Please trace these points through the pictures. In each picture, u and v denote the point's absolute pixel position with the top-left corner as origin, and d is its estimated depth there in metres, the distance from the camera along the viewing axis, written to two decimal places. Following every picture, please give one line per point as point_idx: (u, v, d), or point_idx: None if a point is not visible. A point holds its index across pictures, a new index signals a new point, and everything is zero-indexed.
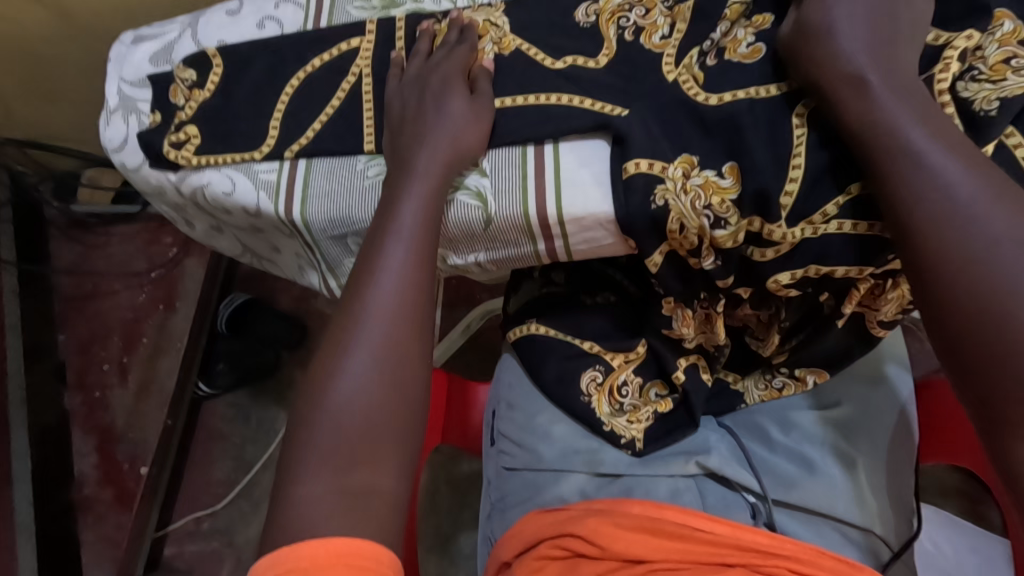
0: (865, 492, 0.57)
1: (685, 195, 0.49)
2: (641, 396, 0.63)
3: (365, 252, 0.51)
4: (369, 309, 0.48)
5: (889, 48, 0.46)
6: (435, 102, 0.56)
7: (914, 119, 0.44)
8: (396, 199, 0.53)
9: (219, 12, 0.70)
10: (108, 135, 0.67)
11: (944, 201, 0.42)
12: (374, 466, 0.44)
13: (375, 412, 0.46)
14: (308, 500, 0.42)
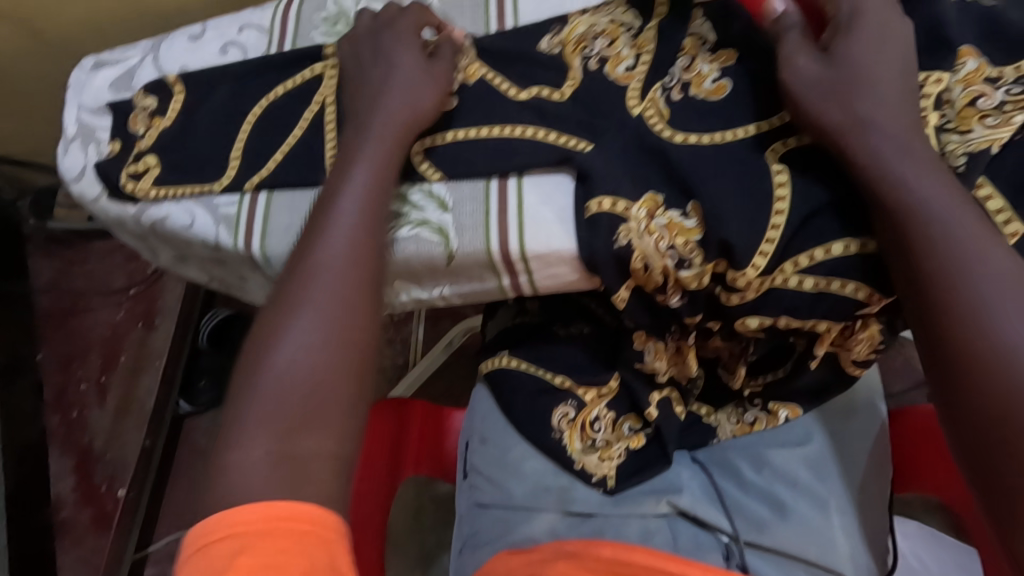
0: (838, 534, 0.56)
1: (648, 236, 0.49)
2: (614, 431, 0.61)
3: (313, 216, 0.50)
4: (315, 271, 0.47)
5: (877, 71, 0.45)
6: (390, 65, 0.55)
7: (877, 91, 0.45)
8: (345, 168, 0.51)
9: (181, 37, 0.68)
10: (65, 164, 0.65)
11: (932, 218, 0.42)
12: (313, 432, 0.42)
13: (318, 374, 0.44)
14: (244, 463, 0.40)
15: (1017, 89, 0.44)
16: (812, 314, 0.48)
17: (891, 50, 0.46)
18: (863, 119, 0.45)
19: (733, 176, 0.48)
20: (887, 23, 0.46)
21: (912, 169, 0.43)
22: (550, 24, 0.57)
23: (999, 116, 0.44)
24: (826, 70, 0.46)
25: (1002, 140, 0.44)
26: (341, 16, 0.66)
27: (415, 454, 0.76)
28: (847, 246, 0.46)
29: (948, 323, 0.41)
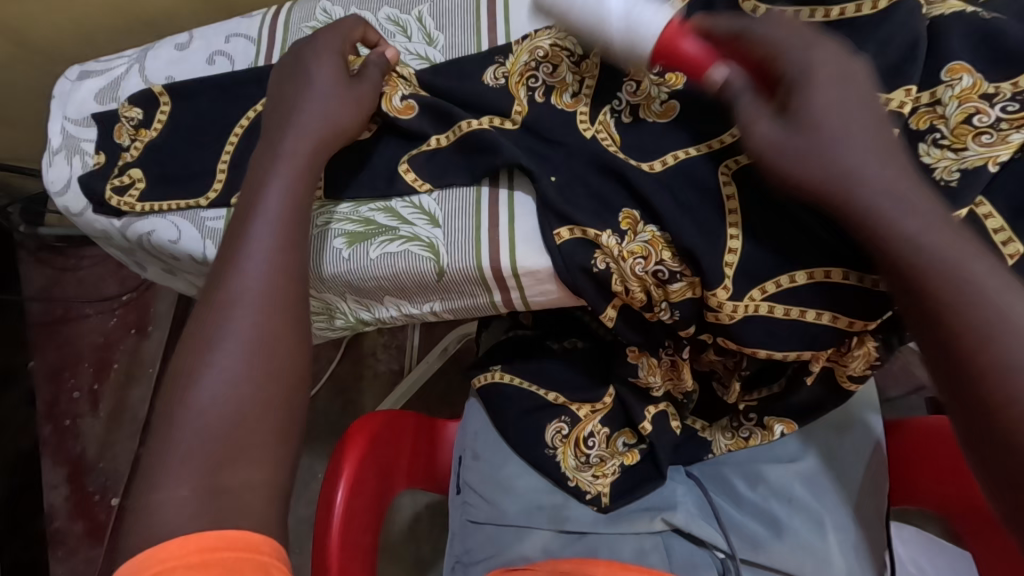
0: (834, 553, 0.55)
1: (624, 262, 0.49)
2: (608, 447, 0.60)
3: (229, 238, 0.45)
4: (236, 295, 0.42)
5: (833, 111, 0.41)
6: (308, 83, 0.52)
7: (849, 130, 0.41)
8: (262, 178, 0.48)
9: (168, 47, 0.67)
10: (50, 177, 0.64)
11: (920, 255, 0.38)
12: (251, 458, 0.38)
13: (248, 403, 0.39)
14: (170, 505, 0.35)
15: (1014, 106, 0.42)
16: (798, 342, 0.48)
17: (843, 88, 0.42)
18: (821, 160, 0.40)
19: (713, 194, 0.48)
20: (835, 63, 0.42)
21: (891, 199, 0.39)
22: (494, 56, 0.56)
23: (995, 133, 0.42)
24: (784, 129, 0.42)
25: (998, 158, 0.42)
26: None
27: (408, 470, 0.75)
28: (828, 273, 0.46)
29: (966, 362, 0.37)
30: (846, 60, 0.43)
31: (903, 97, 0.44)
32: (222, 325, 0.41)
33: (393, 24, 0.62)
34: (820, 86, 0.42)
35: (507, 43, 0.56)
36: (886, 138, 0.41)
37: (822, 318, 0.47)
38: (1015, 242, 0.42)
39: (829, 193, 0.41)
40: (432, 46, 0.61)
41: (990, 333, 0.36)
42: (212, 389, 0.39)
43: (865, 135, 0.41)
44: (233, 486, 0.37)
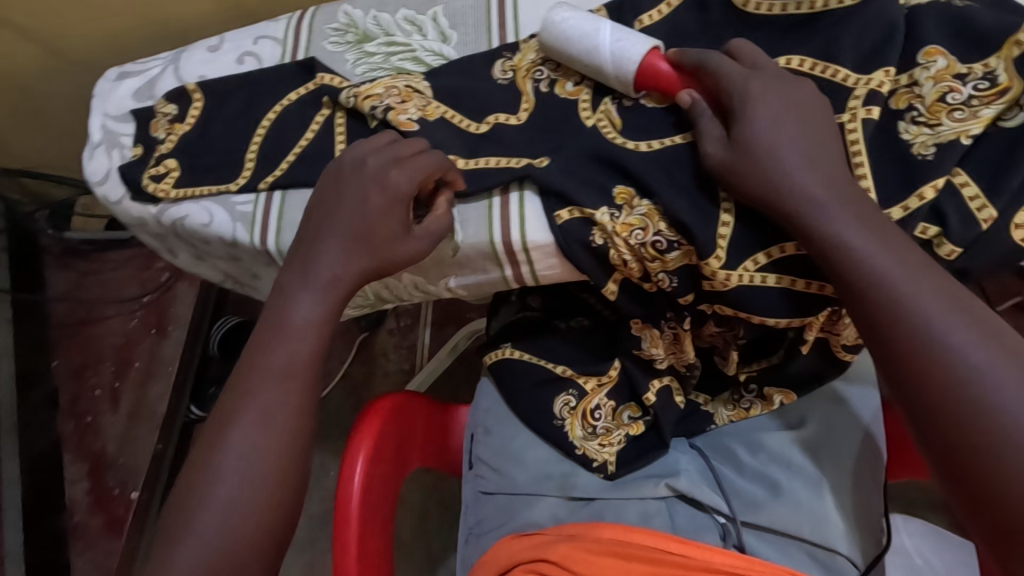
0: (832, 513, 0.58)
1: (619, 236, 0.53)
2: (614, 419, 0.63)
3: (277, 299, 0.53)
4: (280, 354, 0.50)
5: (773, 132, 0.47)
6: (353, 163, 0.54)
7: (793, 158, 0.46)
8: (314, 248, 0.53)
9: (200, 49, 0.72)
10: (90, 168, 0.69)
11: (845, 253, 0.44)
12: (254, 529, 0.47)
13: (267, 459, 0.48)
14: (197, 540, 0.46)
15: (985, 84, 0.46)
16: (790, 309, 0.51)
17: (782, 112, 0.47)
18: (759, 175, 0.46)
19: (703, 189, 0.52)
20: (775, 91, 0.48)
21: (822, 205, 0.45)
22: (502, 52, 0.62)
23: (967, 110, 0.46)
24: (728, 151, 0.48)
25: (970, 132, 0.45)
26: (351, 27, 0.69)
27: (422, 448, 0.78)
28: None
29: (891, 343, 0.42)
30: (788, 87, 0.49)
31: (876, 79, 0.48)
32: (249, 399, 0.49)
33: (410, 24, 0.67)
34: (760, 112, 0.48)
35: (513, 42, 0.62)
36: (822, 152, 0.46)
37: (810, 288, 0.50)
38: (990, 208, 0.45)
39: (769, 201, 0.46)
40: (446, 44, 0.66)
41: (908, 318, 0.42)
42: (235, 458, 0.48)
43: (801, 151, 0.46)
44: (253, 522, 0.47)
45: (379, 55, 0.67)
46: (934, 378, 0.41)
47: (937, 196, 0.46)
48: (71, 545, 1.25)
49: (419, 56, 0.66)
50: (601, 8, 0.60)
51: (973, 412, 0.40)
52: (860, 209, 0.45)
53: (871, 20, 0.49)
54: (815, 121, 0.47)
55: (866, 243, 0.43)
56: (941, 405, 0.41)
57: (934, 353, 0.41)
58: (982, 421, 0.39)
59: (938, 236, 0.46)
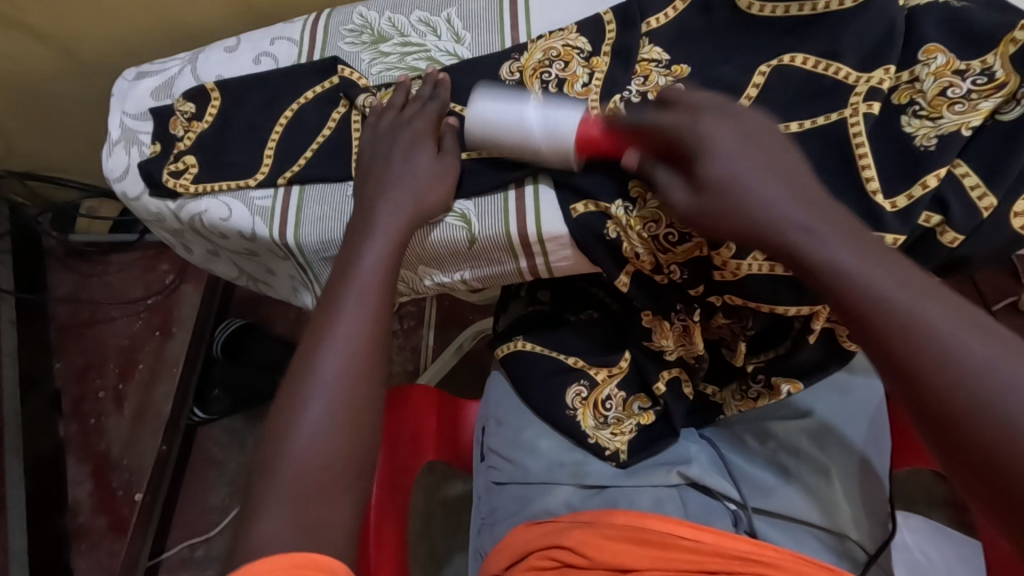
0: (840, 500, 0.60)
1: (631, 227, 0.54)
2: (624, 409, 0.64)
3: (327, 293, 0.54)
4: (331, 348, 0.50)
5: (734, 156, 0.42)
6: (403, 158, 0.59)
7: (746, 163, 0.43)
8: (355, 253, 0.55)
9: (218, 49, 0.74)
10: (109, 165, 0.70)
11: (840, 272, 0.38)
12: (339, 503, 0.46)
13: (331, 454, 0.47)
14: (264, 536, 0.43)
15: (983, 79, 0.48)
16: (797, 296, 0.53)
17: (741, 132, 0.44)
18: (732, 199, 0.42)
19: None
20: (726, 120, 0.44)
21: (803, 219, 0.40)
22: (511, 54, 0.64)
23: (966, 103, 0.48)
24: (693, 196, 0.44)
25: (971, 124, 0.47)
26: (366, 27, 0.71)
27: (435, 441, 0.80)
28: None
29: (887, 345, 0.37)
30: (748, 113, 0.45)
31: (878, 75, 0.50)
32: (320, 377, 0.49)
33: (425, 25, 0.69)
34: (719, 141, 0.43)
35: (522, 44, 0.64)
36: (784, 167, 0.43)
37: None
38: (990, 196, 0.47)
39: (749, 230, 0.42)
40: (460, 44, 0.67)
41: (923, 336, 0.36)
42: (302, 449, 0.47)
43: (764, 166, 0.42)
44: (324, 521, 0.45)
45: (394, 55, 0.69)
46: (962, 400, 0.35)
47: (938, 185, 0.48)
48: (73, 547, 1.23)
49: (433, 56, 0.68)
50: (608, 11, 0.63)
51: (1010, 435, 0.34)
52: (840, 222, 0.40)
53: (870, 21, 0.52)
54: (769, 139, 0.44)
55: (855, 257, 0.38)
56: (972, 432, 0.34)
57: (958, 372, 0.35)
58: (1021, 444, 0.33)
59: (942, 225, 0.48)
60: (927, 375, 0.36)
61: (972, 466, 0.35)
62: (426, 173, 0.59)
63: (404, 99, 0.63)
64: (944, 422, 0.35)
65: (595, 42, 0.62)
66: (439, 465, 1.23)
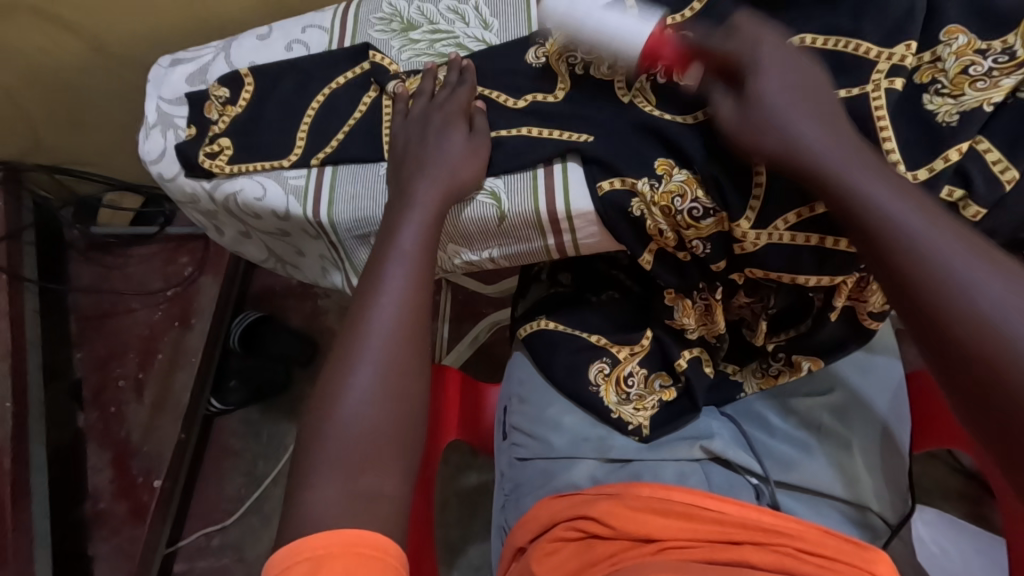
0: (861, 471, 0.63)
1: (656, 205, 0.56)
2: (646, 386, 0.66)
3: (368, 273, 0.56)
4: (375, 326, 0.53)
5: (769, 78, 0.49)
6: (436, 138, 0.61)
7: (811, 122, 0.47)
8: (395, 228, 0.57)
9: (250, 37, 0.76)
10: (146, 148, 0.72)
11: (842, 184, 0.45)
12: (387, 473, 0.49)
13: (378, 425, 0.50)
14: (320, 504, 0.47)
15: (1004, 58, 0.50)
16: (819, 268, 0.55)
17: (789, 79, 0.48)
18: (774, 134, 0.47)
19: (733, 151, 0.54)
20: (783, 56, 0.49)
21: (829, 154, 0.46)
22: (535, 39, 0.65)
23: (988, 80, 0.49)
24: (739, 113, 0.49)
25: (993, 100, 0.49)
26: (396, 16, 0.73)
27: (456, 422, 0.82)
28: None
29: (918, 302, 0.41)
30: (796, 57, 0.49)
31: (894, 53, 0.51)
32: (366, 351, 0.52)
33: (453, 13, 0.71)
34: (773, 75, 0.48)
35: (545, 27, 0.66)
36: (826, 108, 0.48)
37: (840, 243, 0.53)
38: (1012, 169, 0.49)
39: (783, 159, 0.47)
40: (488, 31, 0.70)
41: (926, 258, 0.41)
42: (352, 420, 0.50)
43: (808, 113, 0.47)
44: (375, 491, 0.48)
45: (423, 42, 0.71)
46: (953, 319, 0.40)
47: (961, 159, 0.50)
48: (92, 534, 1.22)
49: (462, 42, 0.70)
50: None
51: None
52: (869, 162, 0.45)
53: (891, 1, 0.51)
54: (821, 85, 0.49)
55: (879, 189, 0.44)
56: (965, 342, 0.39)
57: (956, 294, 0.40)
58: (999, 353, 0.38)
59: (965, 199, 0.50)
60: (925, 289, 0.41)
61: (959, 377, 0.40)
62: (458, 153, 0.60)
63: (434, 84, 0.65)
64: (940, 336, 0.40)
65: None
66: (453, 457, 1.24)
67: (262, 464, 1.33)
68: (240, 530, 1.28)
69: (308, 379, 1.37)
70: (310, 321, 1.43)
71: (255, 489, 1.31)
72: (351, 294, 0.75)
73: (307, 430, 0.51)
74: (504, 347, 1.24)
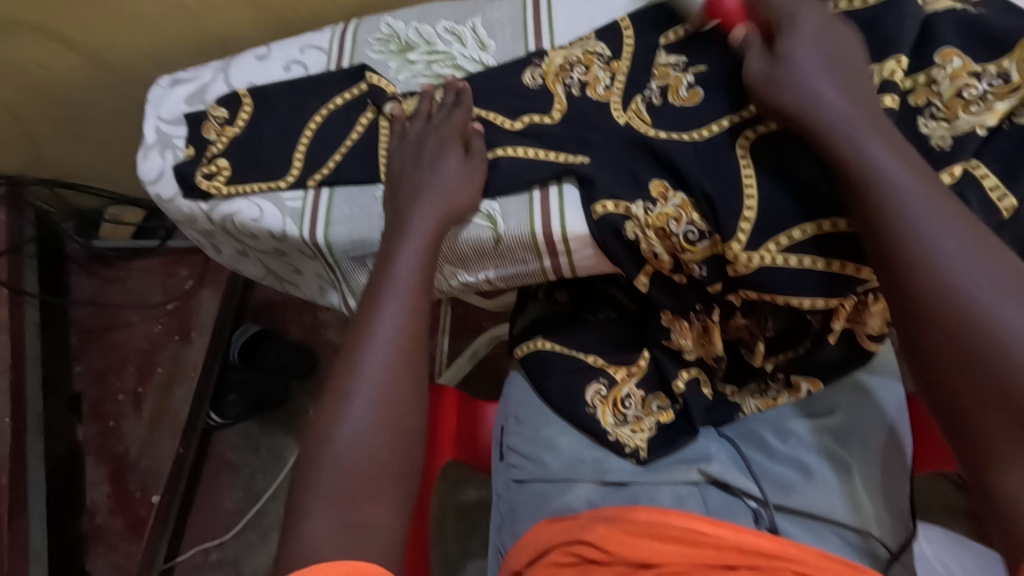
0: (861, 495, 0.63)
1: (650, 229, 0.56)
2: (643, 407, 0.66)
3: (365, 301, 0.56)
4: (370, 357, 0.53)
5: (804, 64, 0.51)
6: (431, 161, 0.61)
7: (870, 136, 0.48)
8: (392, 254, 0.57)
9: (249, 57, 0.76)
10: (144, 168, 0.73)
11: (882, 184, 0.46)
12: (381, 505, 0.49)
13: (374, 456, 0.50)
14: (315, 535, 0.46)
15: (999, 81, 0.50)
16: (813, 290, 0.54)
17: (818, 55, 0.51)
18: (805, 115, 0.50)
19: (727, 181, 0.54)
20: (818, 48, 0.51)
21: (865, 143, 0.48)
22: (531, 59, 0.66)
23: (982, 103, 0.50)
24: (767, 87, 0.52)
25: (986, 123, 0.49)
26: (394, 36, 0.73)
27: (454, 440, 0.81)
28: (836, 223, 0.52)
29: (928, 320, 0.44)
30: (840, 53, 0.51)
31: (879, 70, 0.52)
32: (360, 380, 0.52)
33: (450, 34, 0.72)
34: (804, 64, 0.51)
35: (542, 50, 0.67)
36: (869, 102, 0.49)
37: (833, 266, 0.53)
38: (1009, 197, 0.49)
39: (809, 117, 0.50)
40: (485, 52, 0.70)
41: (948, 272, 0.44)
42: (346, 452, 0.50)
43: (837, 88, 0.50)
44: (369, 523, 0.48)
45: (421, 63, 0.71)
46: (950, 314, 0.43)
47: (954, 182, 0.49)
48: (90, 549, 1.21)
49: (459, 63, 0.70)
50: (626, 16, 0.65)
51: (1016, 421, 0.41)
52: (900, 148, 0.48)
53: (876, 27, 0.54)
54: (871, 86, 0.50)
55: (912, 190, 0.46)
56: (958, 354, 0.42)
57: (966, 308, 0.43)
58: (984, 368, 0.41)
59: None
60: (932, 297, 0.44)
61: (920, 341, 0.45)
62: (455, 177, 0.60)
63: (429, 107, 0.66)
64: (922, 319, 0.44)
65: (615, 48, 0.64)
66: (451, 471, 1.23)
67: (261, 478, 1.32)
68: (238, 545, 1.27)
69: (306, 393, 1.37)
70: (309, 335, 1.43)
71: (254, 503, 1.30)
72: (349, 315, 0.75)
73: (302, 460, 0.51)
74: (504, 360, 1.24)
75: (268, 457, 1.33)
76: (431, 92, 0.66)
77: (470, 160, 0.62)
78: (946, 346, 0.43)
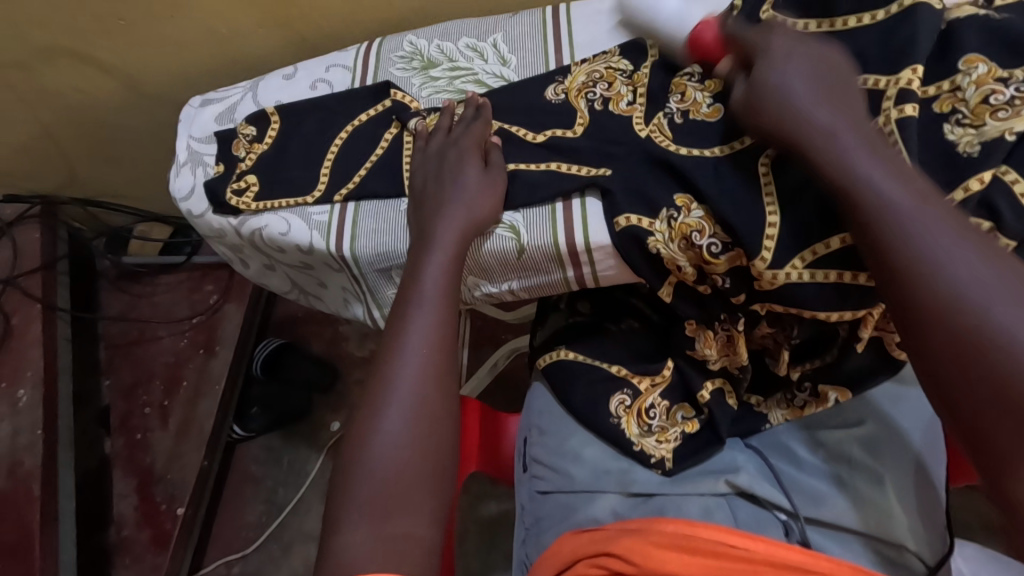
0: (895, 509, 0.61)
1: (672, 242, 0.56)
2: (668, 418, 0.66)
3: (393, 316, 0.57)
4: (401, 371, 0.53)
5: (787, 83, 0.49)
6: (453, 175, 0.62)
7: (846, 129, 0.47)
8: (417, 269, 0.58)
9: (276, 77, 0.78)
10: (177, 185, 0.75)
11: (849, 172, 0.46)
12: (412, 518, 0.49)
13: (406, 468, 0.50)
14: (349, 548, 0.47)
15: None
16: (841, 303, 0.53)
17: (799, 73, 0.50)
18: (771, 114, 0.49)
19: (745, 181, 0.54)
20: (790, 53, 0.51)
21: (859, 166, 0.46)
22: (553, 77, 0.68)
23: (1010, 109, 0.49)
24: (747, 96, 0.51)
25: (1015, 129, 0.48)
26: (416, 54, 0.75)
27: (476, 453, 0.82)
28: (828, 244, 0.51)
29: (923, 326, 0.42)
30: (811, 53, 0.51)
31: (891, 81, 0.52)
32: (391, 393, 0.53)
33: (473, 50, 0.73)
34: (779, 64, 0.50)
35: (566, 66, 0.68)
36: (832, 91, 0.49)
37: (844, 278, 0.52)
38: None
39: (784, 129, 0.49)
40: (506, 67, 0.72)
41: (904, 230, 0.43)
42: (377, 465, 0.50)
43: (810, 91, 0.49)
44: (398, 536, 0.48)
45: (443, 79, 0.73)
46: (932, 305, 0.42)
47: (983, 189, 0.49)
48: (117, 561, 1.22)
49: (481, 78, 0.72)
50: None
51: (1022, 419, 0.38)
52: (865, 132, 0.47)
53: (894, 30, 0.53)
54: (834, 86, 0.50)
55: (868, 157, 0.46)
56: (935, 329, 0.42)
57: (930, 270, 0.42)
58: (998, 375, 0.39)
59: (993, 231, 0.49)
60: (911, 294, 0.43)
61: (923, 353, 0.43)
62: (478, 193, 0.61)
63: (450, 121, 0.67)
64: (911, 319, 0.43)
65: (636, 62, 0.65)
66: (473, 485, 1.22)
67: (282, 491, 1.33)
68: (260, 558, 1.28)
69: (328, 406, 1.38)
70: (330, 348, 1.44)
71: (276, 516, 1.31)
72: (375, 328, 0.77)
73: (335, 473, 0.52)
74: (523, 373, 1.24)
75: (290, 469, 1.34)
76: (452, 108, 0.68)
77: (496, 172, 0.63)
78: (923, 322, 0.42)
